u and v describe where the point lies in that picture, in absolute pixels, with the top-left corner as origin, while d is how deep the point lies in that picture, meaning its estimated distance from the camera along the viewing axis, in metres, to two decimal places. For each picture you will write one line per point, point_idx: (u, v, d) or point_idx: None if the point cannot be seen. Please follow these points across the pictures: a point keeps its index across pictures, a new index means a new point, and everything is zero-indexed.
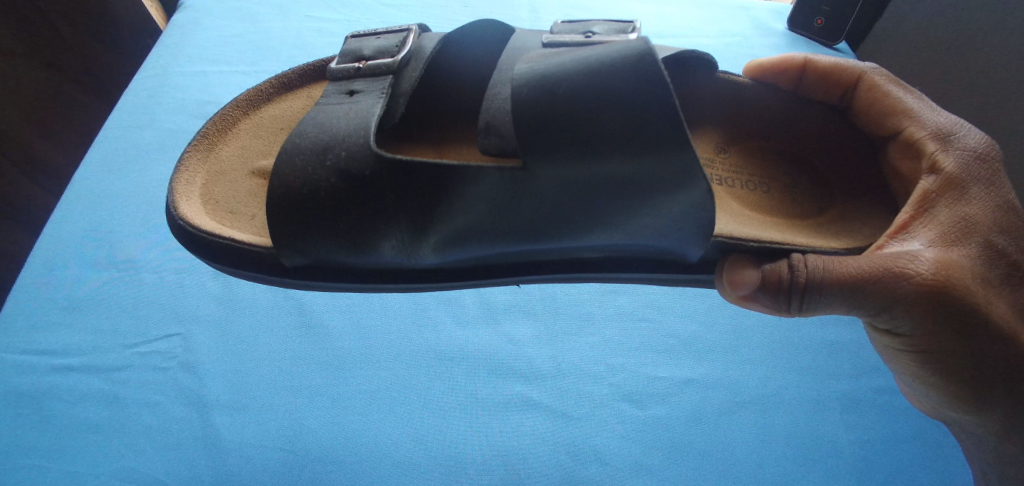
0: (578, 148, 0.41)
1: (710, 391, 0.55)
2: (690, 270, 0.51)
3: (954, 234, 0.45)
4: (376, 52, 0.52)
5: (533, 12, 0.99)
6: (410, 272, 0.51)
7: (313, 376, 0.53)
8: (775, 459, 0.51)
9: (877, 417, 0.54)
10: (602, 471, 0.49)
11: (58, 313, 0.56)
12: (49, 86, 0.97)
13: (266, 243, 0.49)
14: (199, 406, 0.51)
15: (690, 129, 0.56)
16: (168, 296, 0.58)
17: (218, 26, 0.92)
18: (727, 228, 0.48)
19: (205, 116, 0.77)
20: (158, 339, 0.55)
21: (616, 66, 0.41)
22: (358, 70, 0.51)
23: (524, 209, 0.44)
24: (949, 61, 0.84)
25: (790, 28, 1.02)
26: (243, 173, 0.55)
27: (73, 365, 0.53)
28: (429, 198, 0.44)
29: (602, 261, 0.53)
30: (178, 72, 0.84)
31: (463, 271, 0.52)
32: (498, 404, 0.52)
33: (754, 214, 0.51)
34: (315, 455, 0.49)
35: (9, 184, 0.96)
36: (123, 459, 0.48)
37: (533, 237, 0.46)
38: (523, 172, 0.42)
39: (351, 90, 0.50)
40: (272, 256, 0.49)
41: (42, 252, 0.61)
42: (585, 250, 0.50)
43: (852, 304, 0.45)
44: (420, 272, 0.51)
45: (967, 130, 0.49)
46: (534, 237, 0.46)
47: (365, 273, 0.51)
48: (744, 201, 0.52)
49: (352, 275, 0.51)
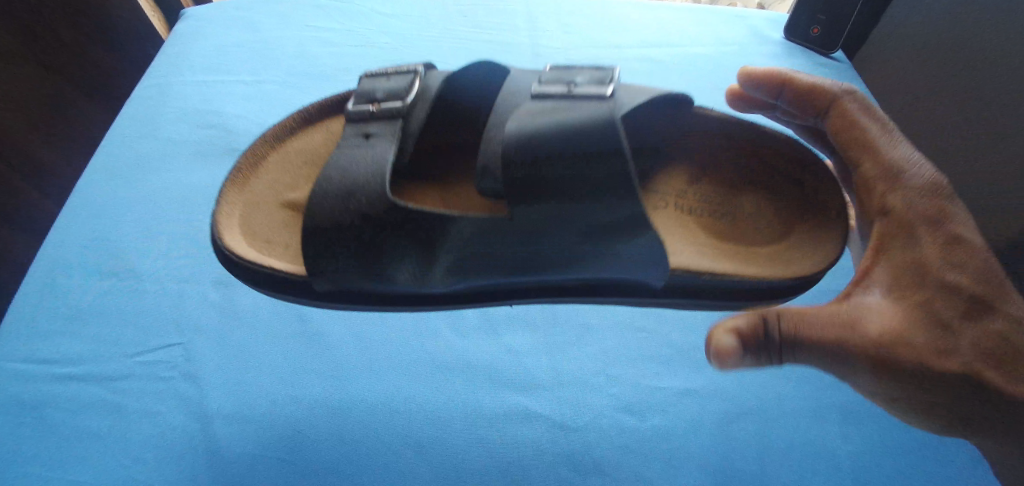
0: (571, 182, 0.42)
1: (708, 400, 0.55)
2: (694, 296, 0.50)
3: (905, 280, 0.44)
4: (397, 90, 0.52)
5: (531, 22, 1.00)
6: (419, 298, 0.51)
7: (314, 387, 0.54)
8: (772, 468, 0.51)
9: (875, 427, 0.55)
10: (600, 481, 0.49)
11: (60, 322, 0.57)
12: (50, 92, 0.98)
13: (280, 267, 0.49)
14: (200, 417, 0.51)
15: (671, 164, 0.57)
16: (169, 306, 0.59)
17: (221, 35, 0.93)
18: (688, 261, 0.48)
19: (207, 126, 0.78)
20: (157, 349, 0.55)
21: (583, 127, 0.42)
22: (374, 110, 0.51)
23: (524, 239, 0.45)
24: (941, 71, 0.85)
25: (786, 36, 1.03)
26: (266, 205, 0.55)
27: (73, 374, 0.53)
28: (435, 230, 0.45)
29: (607, 292, 0.52)
30: (180, 82, 0.84)
31: (466, 293, 0.51)
32: (496, 415, 0.53)
33: (730, 242, 0.51)
34: (315, 466, 0.49)
35: (11, 194, 0.96)
36: (125, 469, 0.48)
37: (521, 271, 0.47)
38: (516, 208, 0.43)
39: (370, 131, 0.50)
40: (280, 281, 0.49)
41: (44, 260, 0.62)
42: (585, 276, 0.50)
43: (829, 364, 0.42)
44: (431, 297, 0.51)
45: (917, 168, 0.49)
46: (516, 273, 0.48)
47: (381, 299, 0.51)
48: (721, 227, 0.52)
49: (369, 300, 0.51)
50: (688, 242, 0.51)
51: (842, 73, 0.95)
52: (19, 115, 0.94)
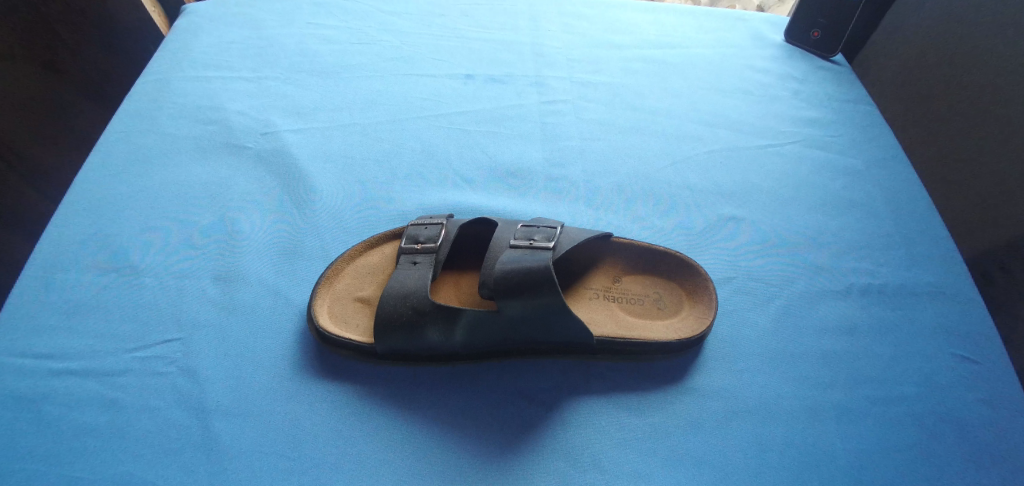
0: (560, 294, 0.50)
1: (706, 399, 0.55)
2: (675, 358, 0.58)
3: None
4: (434, 238, 0.57)
5: (532, 22, 1.01)
6: (441, 358, 0.55)
7: (314, 382, 0.54)
8: (770, 466, 0.51)
9: (874, 427, 0.55)
10: (599, 477, 0.49)
11: (58, 317, 0.57)
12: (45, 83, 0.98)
13: (321, 325, 0.55)
14: (199, 412, 0.51)
15: (637, 271, 0.62)
16: (168, 301, 0.59)
17: (221, 32, 0.93)
18: (661, 335, 0.56)
19: (207, 122, 0.78)
20: (156, 344, 0.55)
21: None
22: (417, 246, 0.57)
23: (521, 330, 0.52)
24: (941, 72, 0.85)
25: (787, 39, 1.04)
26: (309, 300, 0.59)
27: (71, 369, 0.53)
28: (453, 310, 0.51)
29: (608, 372, 0.56)
30: (180, 77, 0.84)
31: (480, 358, 0.55)
32: (497, 411, 0.53)
33: (697, 319, 0.58)
34: (314, 461, 0.49)
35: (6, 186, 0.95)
36: (123, 464, 0.48)
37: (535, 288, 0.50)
38: (518, 291, 0.50)
39: (413, 262, 0.56)
40: (317, 334, 0.55)
41: (42, 254, 0.62)
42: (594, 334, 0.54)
43: None
44: (452, 355, 0.55)
45: None
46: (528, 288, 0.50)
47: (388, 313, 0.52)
48: (688, 318, 0.58)
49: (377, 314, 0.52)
50: (660, 317, 0.58)
51: (841, 77, 0.96)
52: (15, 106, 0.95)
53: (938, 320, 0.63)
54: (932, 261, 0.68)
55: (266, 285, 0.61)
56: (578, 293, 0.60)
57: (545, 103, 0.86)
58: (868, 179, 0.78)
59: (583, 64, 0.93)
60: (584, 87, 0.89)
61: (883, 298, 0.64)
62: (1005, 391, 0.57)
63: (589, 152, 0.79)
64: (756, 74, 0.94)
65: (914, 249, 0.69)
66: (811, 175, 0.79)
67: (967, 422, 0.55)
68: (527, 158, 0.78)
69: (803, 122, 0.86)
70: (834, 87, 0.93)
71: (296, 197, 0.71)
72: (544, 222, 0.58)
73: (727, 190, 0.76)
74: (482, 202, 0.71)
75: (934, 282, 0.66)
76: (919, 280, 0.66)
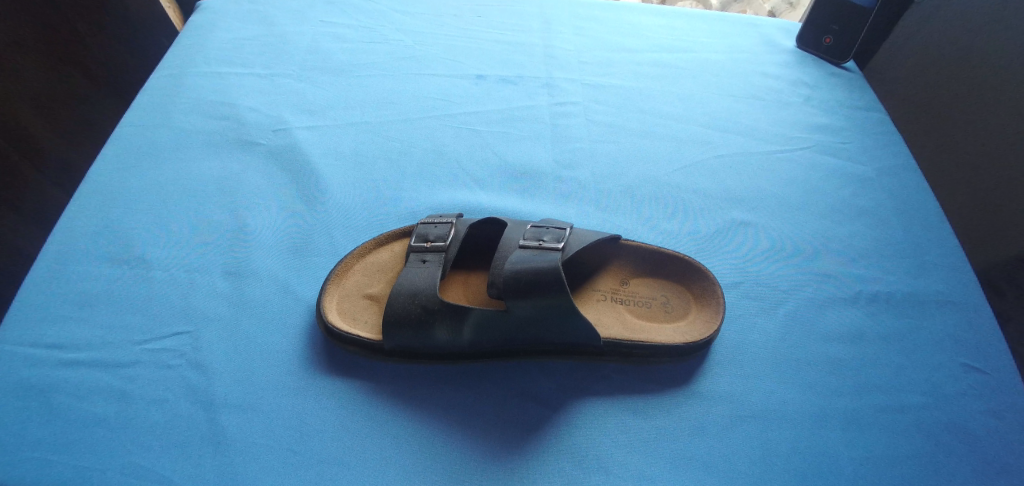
0: (569, 295, 0.50)
1: (711, 403, 0.55)
2: (681, 363, 0.58)
3: None
4: (444, 238, 0.58)
5: (545, 23, 1.01)
6: (447, 356, 0.55)
7: (320, 378, 0.55)
8: (775, 473, 0.51)
9: (880, 436, 0.54)
10: (603, 478, 0.50)
11: (70, 308, 0.57)
12: (53, 76, 0.98)
13: (329, 321, 0.55)
14: (207, 405, 0.52)
15: (644, 273, 0.63)
16: (178, 295, 0.59)
17: (235, 28, 0.94)
18: (668, 338, 0.56)
19: (219, 117, 0.79)
20: (165, 337, 0.56)
21: None
22: (426, 245, 0.57)
23: (528, 330, 0.53)
24: (953, 80, 0.85)
25: (798, 45, 1.03)
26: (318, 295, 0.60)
27: (81, 359, 0.54)
28: (462, 309, 0.51)
29: (614, 374, 0.56)
30: (194, 73, 0.85)
31: (486, 356, 0.56)
32: (501, 409, 0.53)
33: (704, 324, 0.58)
34: (320, 455, 0.49)
35: (12, 174, 0.95)
36: (131, 455, 0.48)
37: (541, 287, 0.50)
38: (526, 291, 0.50)
39: (422, 260, 0.56)
40: (326, 330, 0.55)
41: (54, 244, 0.62)
42: (601, 336, 0.54)
43: None
44: (459, 353, 0.55)
45: None
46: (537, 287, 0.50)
47: (398, 313, 0.52)
48: (696, 323, 0.58)
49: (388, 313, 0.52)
50: (667, 321, 0.58)
51: (852, 83, 0.95)
52: (25, 100, 0.95)
53: (946, 329, 0.62)
54: (942, 270, 0.68)
55: (276, 280, 0.62)
56: (586, 295, 0.60)
57: (555, 104, 0.86)
58: (879, 187, 0.78)
59: (594, 67, 0.93)
60: (594, 89, 0.89)
61: (891, 305, 0.64)
62: (1014, 403, 0.57)
63: (598, 154, 0.79)
64: (767, 80, 0.94)
65: (923, 257, 0.69)
66: (821, 182, 0.78)
67: (974, 432, 0.55)
68: (537, 158, 0.78)
69: (813, 128, 0.86)
70: (845, 94, 0.93)
71: (306, 194, 0.71)
72: (553, 223, 0.58)
73: (736, 195, 0.76)
74: (491, 203, 0.72)
75: (943, 291, 0.66)
76: (928, 288, 0.66)
